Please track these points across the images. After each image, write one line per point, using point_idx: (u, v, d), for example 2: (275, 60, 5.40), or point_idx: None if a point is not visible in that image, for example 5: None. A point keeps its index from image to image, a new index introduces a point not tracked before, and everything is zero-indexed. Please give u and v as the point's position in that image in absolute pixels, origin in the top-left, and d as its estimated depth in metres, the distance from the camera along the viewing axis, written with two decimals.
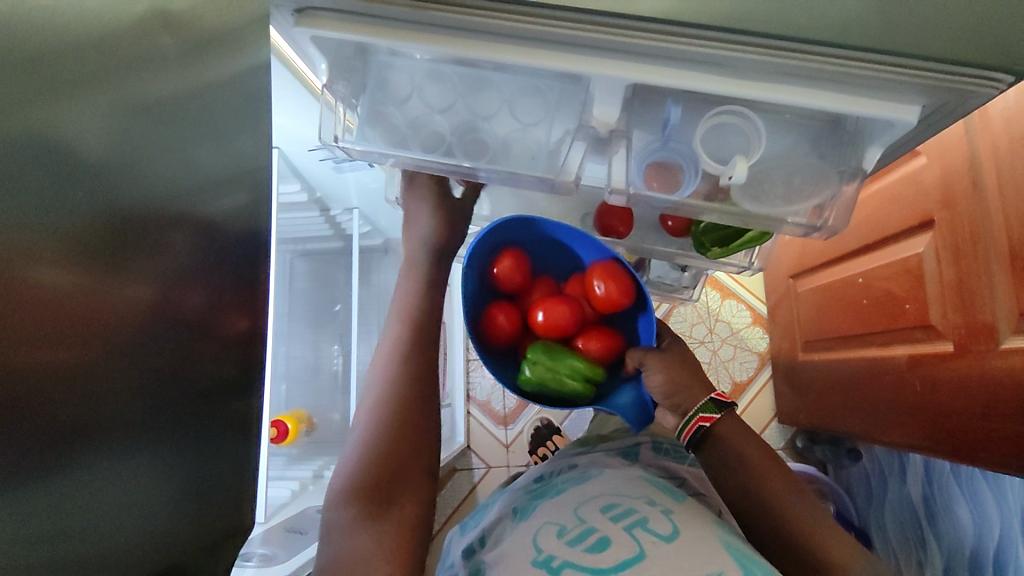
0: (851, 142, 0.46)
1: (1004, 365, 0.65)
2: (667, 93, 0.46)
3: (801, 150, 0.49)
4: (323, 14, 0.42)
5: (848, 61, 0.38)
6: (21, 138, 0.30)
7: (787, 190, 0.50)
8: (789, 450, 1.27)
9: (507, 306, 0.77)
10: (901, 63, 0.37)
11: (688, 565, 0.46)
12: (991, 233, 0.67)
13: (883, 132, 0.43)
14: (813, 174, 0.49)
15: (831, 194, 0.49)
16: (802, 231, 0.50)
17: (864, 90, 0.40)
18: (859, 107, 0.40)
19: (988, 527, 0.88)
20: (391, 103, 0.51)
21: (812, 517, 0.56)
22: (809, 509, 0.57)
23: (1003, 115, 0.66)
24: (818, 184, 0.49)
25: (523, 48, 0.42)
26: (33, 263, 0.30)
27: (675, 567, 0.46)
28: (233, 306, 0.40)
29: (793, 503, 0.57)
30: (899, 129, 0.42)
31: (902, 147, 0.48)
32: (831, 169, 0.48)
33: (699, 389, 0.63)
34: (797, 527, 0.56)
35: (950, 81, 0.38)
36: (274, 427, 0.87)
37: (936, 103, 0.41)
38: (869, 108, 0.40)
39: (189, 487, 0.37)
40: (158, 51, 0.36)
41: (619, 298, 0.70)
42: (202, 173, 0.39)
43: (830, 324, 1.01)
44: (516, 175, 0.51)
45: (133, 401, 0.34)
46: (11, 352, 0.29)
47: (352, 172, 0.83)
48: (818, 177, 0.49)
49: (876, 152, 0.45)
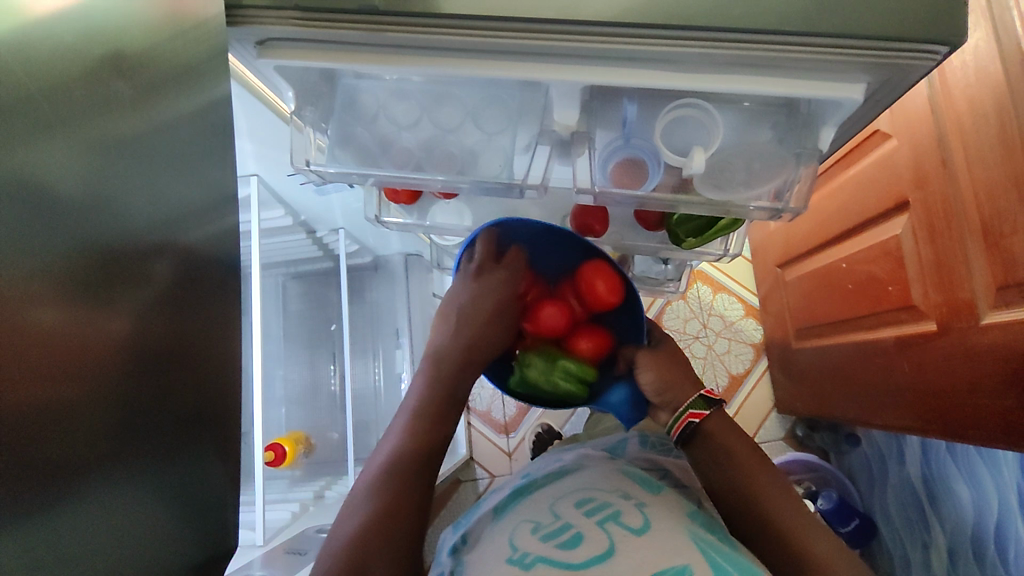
0: (808, 124, 0.47)
1: (985, 340, 0.66)
2: (622, 93, 0.47)
3: (761, 133, 0.49)
4: (281, 43, 0.44)
5: (792, 48, 0.39)
6: (7, 183, 0.31)
7: (748, 176, 0.51)
8: (790, 440, 1.27)
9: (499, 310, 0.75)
10: (841, 43, 0.38)
11: (654, 556, 0.46)
12: (963, 210, 0.69)
13: (835, 110, 0.45)
14: (772, 161, 0.50)
15: (791, 177, 0.49)
16: (767, 215, 0.51)
17: (813, 72, 0.41)
18: (809, 89, 0.41)
19: (987, 503, 0.89)
20: (360, 123, 0.52)
21: (796, 516, 0.56)
22: (795, 507, 0.57)
23: (965, 95, 0.67)
24: (775, 169, 0.50)
25: (480, 59, 0.43)
26: (25, 305, 0.32)
27: (641, 561, 0.46)
28: (205, 331, 0.41)
29: (778, 499, 0.57)
30: (849, 107, 0.43)
31: (858, 129, 0.49)
32: (789, 153, 0.49)
33: (687, 386, 0.66)
34: (783, 524, 0.55)
35: (893, 56, 0.39)
36: (270, 451, 0.83)
37: (879, 80, 0.42)
38: (812, 91, 0.41)
39: (180, 508, 0.39)
40: (117, 93, 0.37)
41: (611, 294, 0.70)
42: (175, 205, 0.40)
43: (819, 311, 1.02)
44: (487, 183, 0.52)
45: (116, 432, 0.35)
46: (11, 391, 0.30)
47: (335, 193, 0.84)
48: (776, 163, 0.50)
49: (830, 132, 0.46)
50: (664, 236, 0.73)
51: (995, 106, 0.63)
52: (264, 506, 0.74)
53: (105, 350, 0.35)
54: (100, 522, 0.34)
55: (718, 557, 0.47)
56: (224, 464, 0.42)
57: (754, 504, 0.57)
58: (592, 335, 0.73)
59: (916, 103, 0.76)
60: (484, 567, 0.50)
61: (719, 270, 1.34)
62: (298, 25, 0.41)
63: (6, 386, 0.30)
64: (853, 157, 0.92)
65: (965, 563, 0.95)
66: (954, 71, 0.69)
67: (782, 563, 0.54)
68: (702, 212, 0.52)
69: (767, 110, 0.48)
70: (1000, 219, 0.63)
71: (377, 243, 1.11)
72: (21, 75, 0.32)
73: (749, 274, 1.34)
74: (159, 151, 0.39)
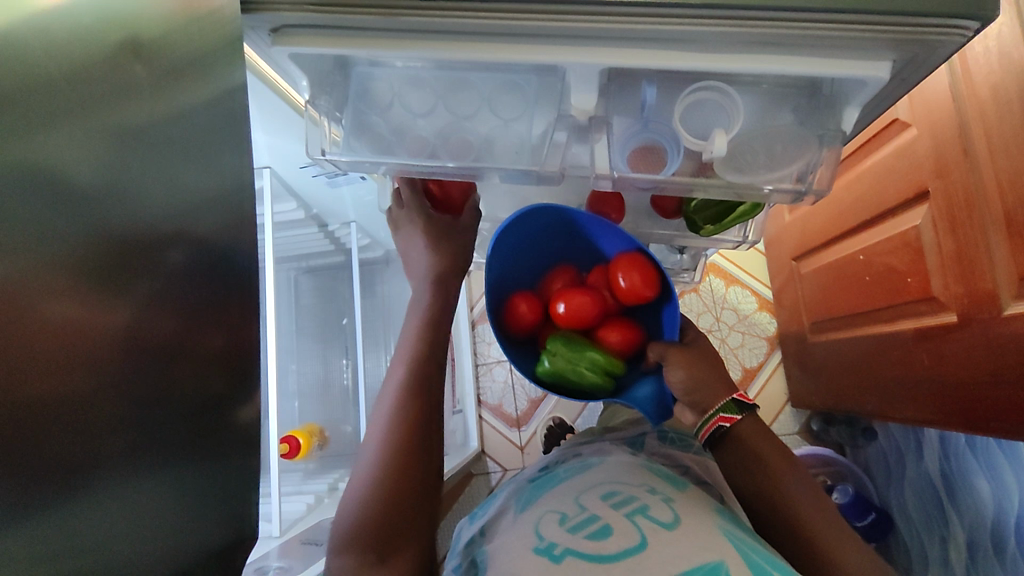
0: (830, 104, 0.47)
1: (1008, 331, 0.65)
2: (642, 75, 0.47)
3: (783, 116, 0.48)
4: (297, 31, 0.43)
5: (814, 24, 0.38)
6: (27, 173, 0.32)
7: (770, 158, 0.50)
8: (805, 434, 1.26)
9: (529, 294, 0.74)
10: (866, 20, 0.37)
11: (688, 551, 0.46)
12: (984, 198, 0.67)
13: (858, 90, 0.44)
14: (795, 142, 0.49)
15: (813, 159, 0.49)
16: (790, 197, 0.50)
17: (835, 51, 0.41)
18: (831, 68, 0.41)
19: (1007, 497, 0.87)
20: (374, 111, 0.52)
21: (823, 517, 0.55)
22: (820, 507, 0.55)
23: (988, 81, 0.66)
24: (798, 150, 0.49)
25: (495, 43, 0.42)
26: (43, 295, 0.32)
27: (675, 554, 0.46)
28: (217, 323, 0.41)
29: (805, 501, 0.56)
30: (873, 86, 0.42)
31: (880, 109, 0.48)
32: (812, 134, 0.48)
33: (719, 387, 0.62)
34: (809, 527, 0.54)
35: (917, 33, 0.38)
36: (285, 442, 0.85)
37: (904, 58, 0.41)
38: (829, 69, 0.41)
39: (204, 496, 0.39)
40: (130, 82, 0.37)
41: (645, 288, 0.67)
42: (189, 194, 0.40)
43: (836, 303, 1.01)
44: (503, 171, 0.52)
45: (132, 421, 0.35)
46: (28, 380, 0.31)
47: (347, 186, 0.85)
48: (799, 144, 0.49)
49: (853, 112, 0.45)
50: (680, 224, 0.72)
51: (1019, 91, 0.61)
52: (279, 497, 0.75)
53: (123, 343, 0.35)
54: (120, 515, 0.34)
55: (750, 551, 0.47)
56: (245, 453, 0.42)
57: (781, 508, 0.56)
58: (621, 328, 0.72)
59: (935, 90, 0.75)
60: (507, 558, 0.50)
61: (733, 263, 1.33)
62: (312, 11, 0.41)
63: (23, 377, 0.30)
64: (871, 147, 0.91)
65: (985, 558, 0.93)
66: (975, 57, 0.68)
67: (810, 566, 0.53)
68: (722, 196, 0.51)
69: (788, 91, 0.48)
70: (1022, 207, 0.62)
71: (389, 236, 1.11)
72: (34, 62, 0.32)
73: (763, 267, 1.33)
74: (175, 142, 0.39)
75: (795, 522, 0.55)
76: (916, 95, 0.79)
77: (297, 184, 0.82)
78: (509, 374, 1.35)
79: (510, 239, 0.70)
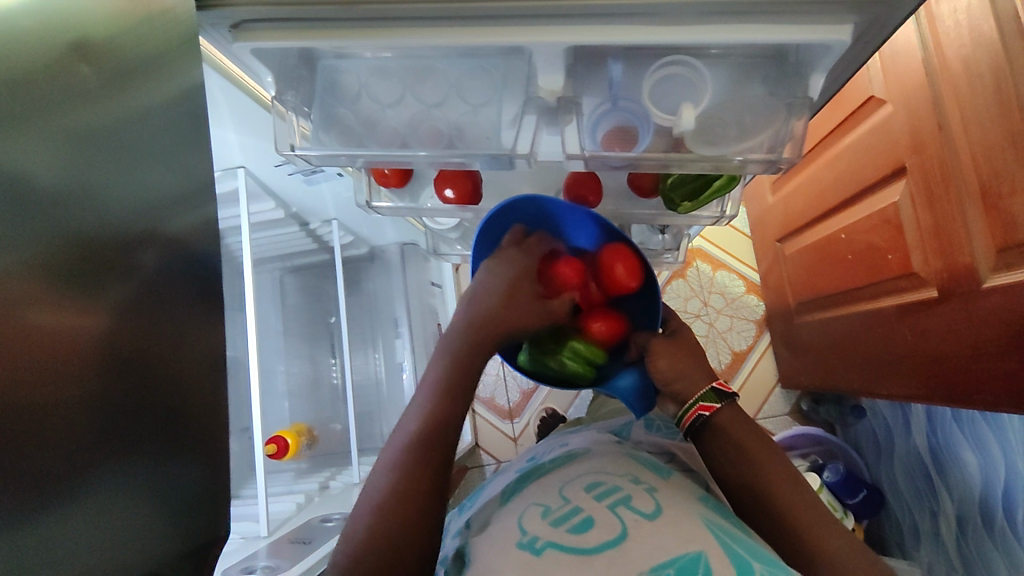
0: (797, 72, 0.46)
1: (988, 304, 0.65)
2: (608, 53, 0.45)
3: (752, 88, 0.47)
4: (255, 26, 0.43)
5: None
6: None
7: (740, 131, 0.50)
8: (795, 414, 1.29)
9: None
10: None
11: (668, 541, 0.46)
12: (961, 172, 0.68)
13: (823, 56, 0.43)
14: (763, 113, 0.48)
15: (781, 131, 0.48)
16: (765, 165, 0.50)
17: (798, 16, 0.40)
18: (796, 35, 0.40)
19: (994, 469, 0.88)
20: (342, 103, 0.51)
21: (801, 500, 0.55)
22: (799, 490, 0.56)
23: (959, 56, 0.66)
24: (766, 120, 0.49)
25: (460, 27, 0.42)
26: (21, 306, 0.31)
27: (655, 545, 0.46)
28: (186, 322, 0.41)
29: (784, 485, 0.56)
30: (837, 50, 0.42)
31: (847, 77, 0.48)
32: (781, 103, 0.47)
33: (699, 378, 0.63)
34: (786, 511, 0.55)
35: None
36: (273, 443, 0.82)
37: (866, 20, 0.40)
38: (788, 36, 0.40)
39: (174, 499, 0.39)
40: (80, 84, 0.36)
41: (629, 279, 0.68)
42: (152, 194, 0.39)
43: (821, 282, 1.01)
44: (474, 158, 0.51)
45: (105, 426, 0.35)
46: (14, 388, 0.30)
47: (325, 183, 0.83)
48: (768, 113, 0.48)
49: (820, 78, 0.46)
50: (658, 205, 0.72)
51: (991, 63, 0.61)
52: (266, 498, 0.75)
53: (93, 351, 0.35)
54: (98, 521, 0.34)
55: (730, 540, 0.47)
56: (209, 452, 0.41)
57: (761, 492, 0.56)
58: (606, 318, 0.70)
59: (910, 64, 0.75)
60: (492, 553, 0.50)
61: (718, 247, 1.34)
62: (270, 3, 0.40)
63: (9, 386, 0.30)
64: (848, 126, 0.91)
65: (974, 531, 0.94)
66: (947, 31, 0.68)
67: (791, 549, 0.53)
68: (699, 170, 0.51)
69: (755, 61, 0.46)
70: (998, 179, 0.62)
71: (372, 233, 1.09)
72: None
73: (748, 250, 1.33)
74: (133, 139, 0.39)
75: (777, 509, 0.55)
76: (891, 70, 0.79)
77: (274, 183, 0.81)
78: (500, 367, 1.35)
79: (496, 231, 0.70)
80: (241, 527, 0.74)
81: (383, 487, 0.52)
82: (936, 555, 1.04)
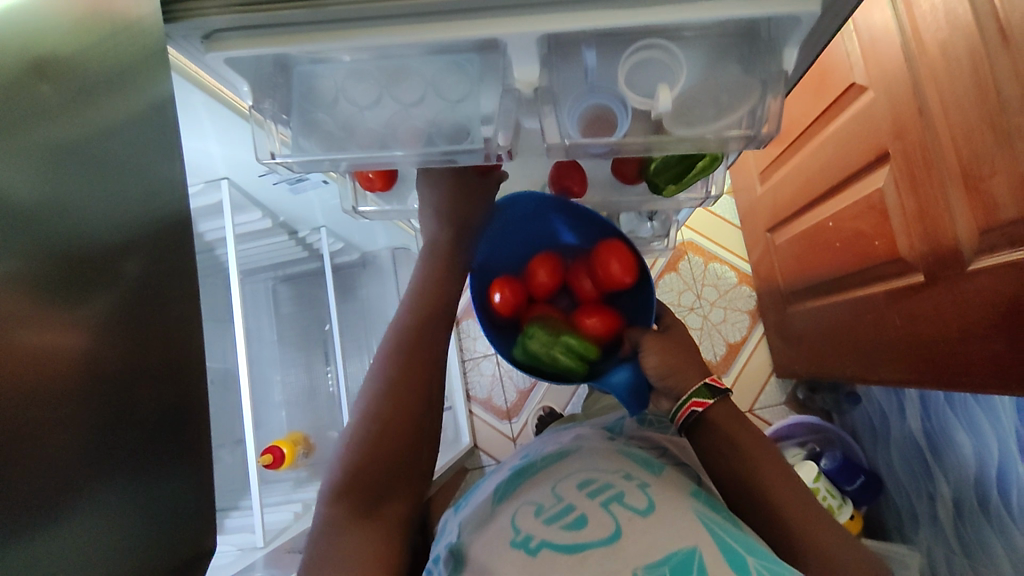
0: (770, 48, 0.45)
1: (972, 286, 0.65)
2: (580, 40, 0.45)
3: (727, 66, 0.47)
4: (225, 35, 0.42)
5: None
6: None
7: (718, 109, 0.49)
8: (792, 403, 1.29)
9: (511, 279, 0.76)
10: None
11: (663, 541, 0.46)
12: (941, 156, 0.68)
13: (793, 30, 0.44)
14: (739, 90, 0.48)
15: (757, 105, 0.48)
16: (744, 140, 0.50)
17: None
18: (767, 9, 0.40)
19: (988, 450, 0.88)
20: (319, 108, 0.51)
21: (793, 493, 0.56)
22: (790, 484, 0.57)
23: (936, 38, 0.66)
24: (742, 97, 0.49)
25: (429, 25, 0.42)
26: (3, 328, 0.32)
27: (651, 544, 0.46)
28: (169, 335, 0.41)
29: (775, 480, 0.57)
30: (806, 22, 0.42)
31: (819, 49, 0.48)
32: (755, 80, 0.47)
33: (695, 374, 0.63)
34: (776, 508, 0.55)
35: None
36: (269, 454, 0.83)
37: None
38: (758, 11, 0.40)
39: (158, 513, 0.38)
40: (40, 102, 0.36)
41: (624, 275, 0.69)
42: (127, 210, 0.39)
43: (811, 270, 1.01)
44: (453, 154, 0.52)
45: (89, 439, 0.35)
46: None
47: (312, 191, 0.83)
48: (743, 90, 0.48)
49: (793, 51, 0.45)
50: (644, 193, 0.72)
51: (967, 47, 0.61)
52: (262, 508, 0.75)
53: (76, 365, 0.35)
54: (82, 531, 0.34)
55: (724, 535, 0.47)
56: (194, 464, 0.41)
57: (753, 487, 0.57)
58: (600, 313, 0.73)
59: (889, 50, 0.75)
60: (485, 551, 0.50)
61: (710, 240, 1.34)
62: (239, 10, 0.40)
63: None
64: (831, 114, 0.91)
65: (971, 513, 0.94)
66: (923, 14, 0.68)
67: (783, 539, 0.54)
68: (681, 151, 0.51)
69: (727, 40, 0.46)
70: (978, 162, 0.62)
71: (363, 238, 1.09)
72: None
73: (738, 239, 1.33)
74: (105, 156, 0.39)
75: (771, 502, 0.55)
76: (870, 55, 0.79)
77: (259, 193, 0.81)
78: (496, 367, 1.35)
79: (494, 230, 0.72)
80: (238, 538, 0.74)
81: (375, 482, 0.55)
82: (935, 539, 1.05)
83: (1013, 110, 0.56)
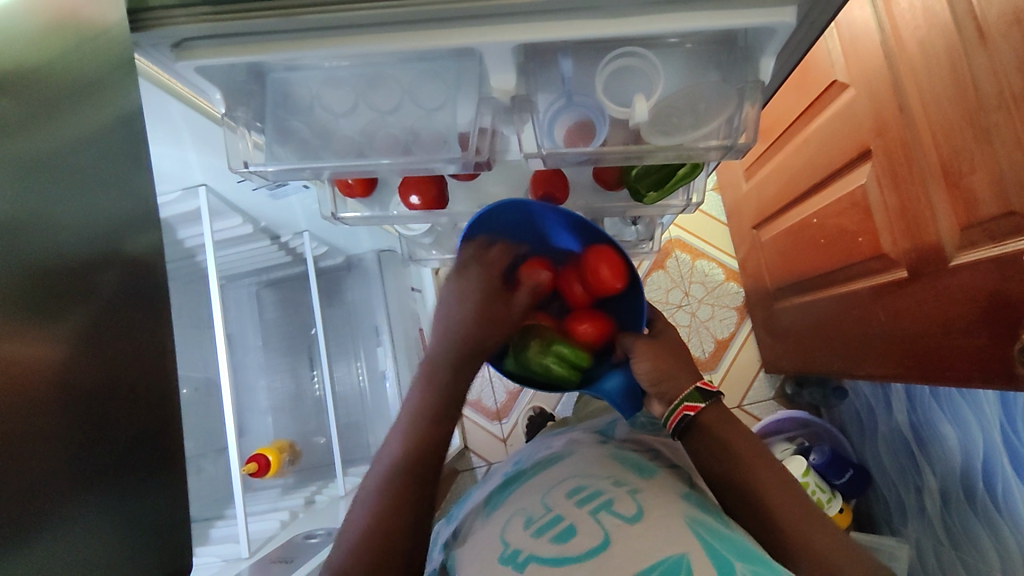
0: (746, 58, 0.45)
1: (955, 281, 0.66)
2: (557, 49, 0.45)
3: (705, 76, 0.47)
4: (195, 43, 0.42)
5: None
6: None
7: (695, 119, 0.49)
8: (779, 398, 1.30)
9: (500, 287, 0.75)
10: None
11: (651, 545, 0.46)
12: (923, 153, 0.68)
13: (770, 39, 0.43)
14: (716, 99, 0.48)
15: (733, 113, 0.48)
16: (720, 151, 0.49)
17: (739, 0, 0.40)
18: (743, 18, 0.40)
19: (973, 443, 0.89)
20: (295, 116, 0.50)
21: (784, 494, 0.55)
22: (782, 483, 0.56)
23: (915, 36, 0.66)
24: (719, 106, 0.48)
25: (405, 32, 0.41)
26: None
27: (638, 549, 0.46)
28: (146, 349, 0.40)
29: (767, 478, 0.57)
30: (782, 33, 0.42)
31: (796, 59, 0.48)
32: (732, 89, 0.47)
33: (683, 377, 0.64)
34: (766, 507, 0.55)
35: None
36: (254, 461, 0.82)
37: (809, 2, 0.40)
38: (735, 21, 0.40)
39: (138, 528, 0.38)
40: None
41: (614, 279, 0.68)
42: (104, 220, 0.39)
43: (797, 268, 1.01)
44: (428, 164, 0.51)
45: (62, 456, 0.34)
46: None
47: (293, 196, 0.82)
48: (720, 99, 0.48)
49: (769, 60, 0.45)
50: (628, 198, 0.71)
51: (946, 44, 0.62)
52: (247, 517, 0.74)
53: (52, 379, 0.35)
54: (64, 548, 0.34)
55: (713, 540, 0.47)
56: (172, 478, 0.41)
57: (742, 484, 0.57)
58: (591, 319, 0.72)
59: (869, 48, 0.75)
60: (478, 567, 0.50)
61: (695, 237, 1.34)
62: (209, 18, 0.39)
63: None
64: (814, 111, 0.91)
65: (956, 506, 0.95)
66: (901, 15, 0.68)
67: (772, 540, 0.54)
68: (664, 160, 0.50)
69: (706, 49, 0.46)
70: (958, 158, 0.62)
71: (348, 242, 1.06)
72: None
73: (725, 237, 1.33)
74: (73, 169, 0.38)
75: (762, 501, 0.55)
76: (851, 53, 0.80)
77: (239, 198, 0.80)
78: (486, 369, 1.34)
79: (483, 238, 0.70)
80: (223, 548, 0.73)
81: (357, 516, 0.53)
82: (923, 531, 1.05)
83: (991, 108, 0.57)
